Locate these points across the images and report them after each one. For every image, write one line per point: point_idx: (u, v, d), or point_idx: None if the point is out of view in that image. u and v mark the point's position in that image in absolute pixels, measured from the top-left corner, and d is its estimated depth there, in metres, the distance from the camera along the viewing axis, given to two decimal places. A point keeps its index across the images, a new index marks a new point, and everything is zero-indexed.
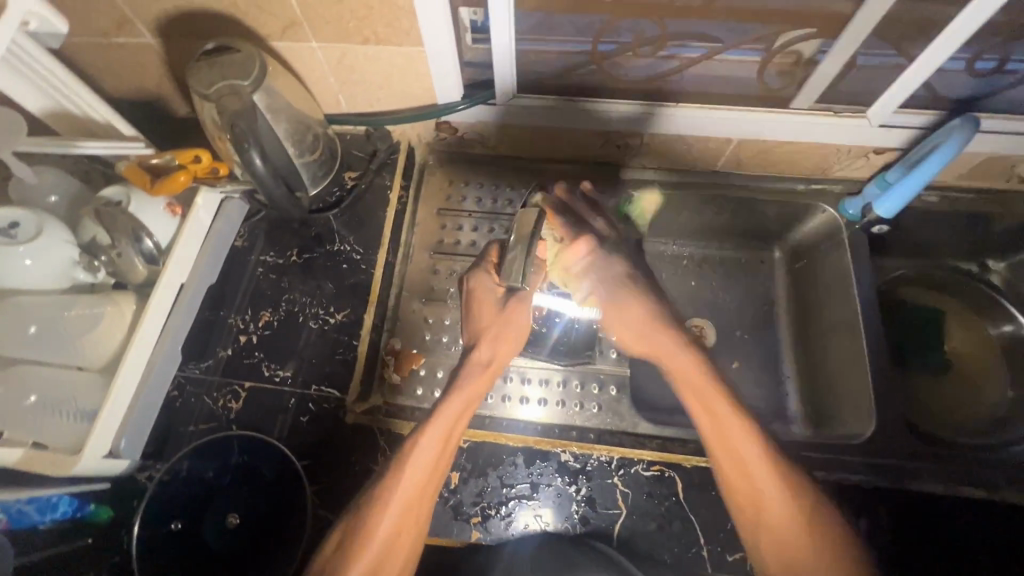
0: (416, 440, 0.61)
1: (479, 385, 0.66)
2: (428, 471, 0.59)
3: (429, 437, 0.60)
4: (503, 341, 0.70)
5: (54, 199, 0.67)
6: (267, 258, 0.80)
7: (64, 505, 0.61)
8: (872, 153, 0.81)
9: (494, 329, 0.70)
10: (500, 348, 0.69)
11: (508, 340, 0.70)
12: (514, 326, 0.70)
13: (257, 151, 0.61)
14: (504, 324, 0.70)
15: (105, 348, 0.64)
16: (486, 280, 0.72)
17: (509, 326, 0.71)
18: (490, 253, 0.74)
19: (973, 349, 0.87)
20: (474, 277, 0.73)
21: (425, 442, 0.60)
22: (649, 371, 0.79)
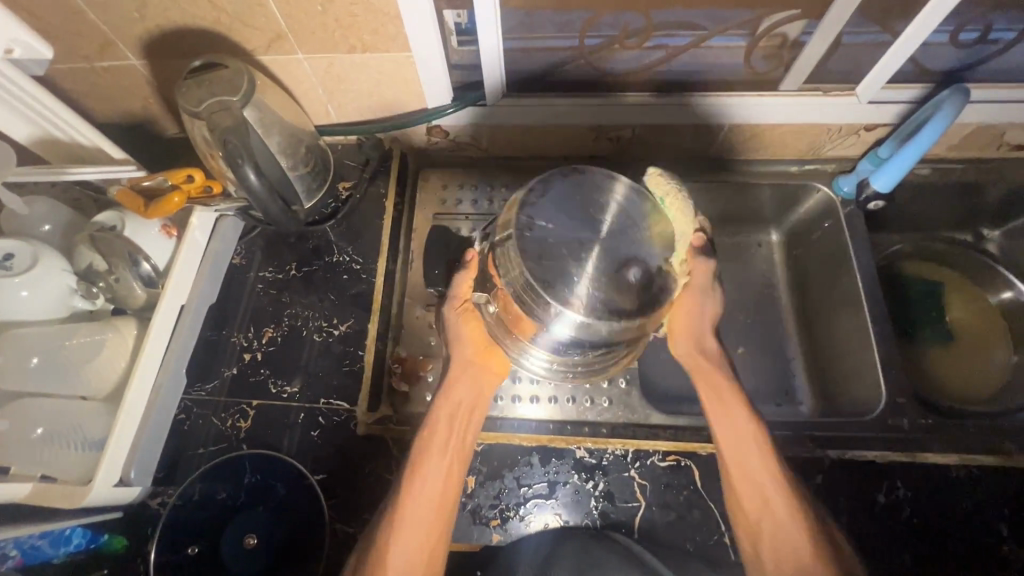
0: (414, 476, 0.60)
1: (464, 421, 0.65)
2: (433, 507, 0.59)
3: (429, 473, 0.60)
4: (471, 373, 0.67)
5: (47, 228, 0.66)
6: (266, 274, 0.79)
7: (78, 537, 0.61)
8: (863, 130, 0.81)
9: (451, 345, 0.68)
10: (458, 366, 0.67)
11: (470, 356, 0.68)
12: (465, 336, 0.68)
13: (252, 166, 0.60)
14: (454, 331, 0.68)
15: (109, 376, 0.63)
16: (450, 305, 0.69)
17: (463, 338, 0.68)
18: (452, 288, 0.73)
19: (976, 319, 0.88)
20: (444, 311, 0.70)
21: (424, 480, 0.60)
22: (662, 362, 0.80)
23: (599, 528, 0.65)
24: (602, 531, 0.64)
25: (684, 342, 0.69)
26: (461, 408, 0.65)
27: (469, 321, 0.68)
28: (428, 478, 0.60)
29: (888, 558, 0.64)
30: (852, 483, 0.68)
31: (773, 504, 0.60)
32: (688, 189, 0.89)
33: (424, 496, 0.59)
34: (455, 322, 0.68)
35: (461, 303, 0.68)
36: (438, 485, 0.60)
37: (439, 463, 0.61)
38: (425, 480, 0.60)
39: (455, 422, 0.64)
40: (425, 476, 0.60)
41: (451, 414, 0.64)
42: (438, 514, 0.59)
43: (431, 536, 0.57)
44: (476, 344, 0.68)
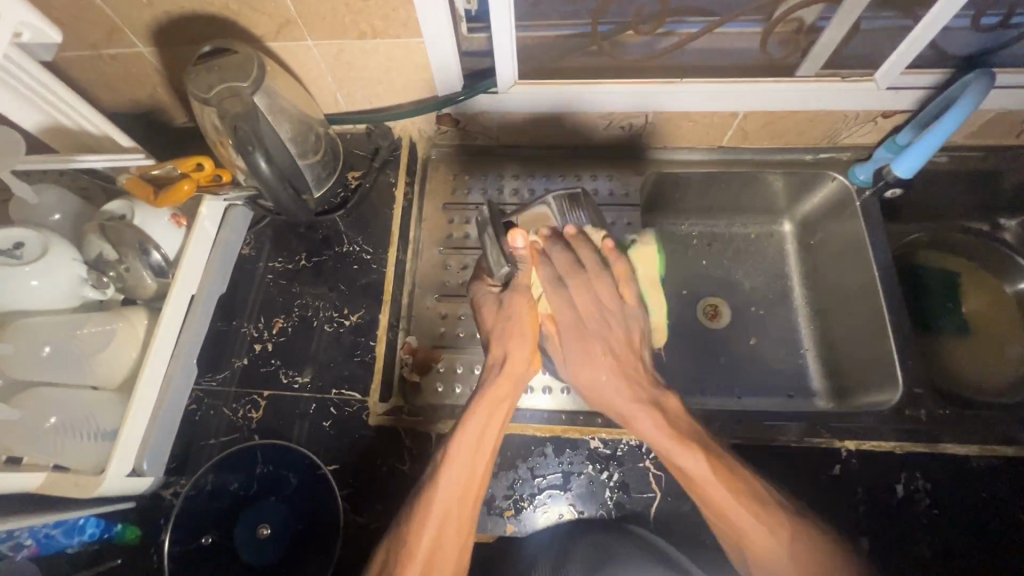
0: (443, 462, 0.58)
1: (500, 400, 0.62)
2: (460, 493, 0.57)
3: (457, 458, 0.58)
4: (518, 345, 0.64)
5: (56, 217, 0.66)
6: (275, 264, 0.78)
7: (91, 527, 0.60)
8: (880, 117, 0.80)
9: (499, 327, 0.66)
10: (511, 344, 0.64)
11: (521, 341, 0.64)
12: (515, 319, 0.65)
13: (263, 154, 0.60)
14: (516, 323, 0.65)
15: (120, 366, 0.63)
16: (481, 287, 0.70)
17: (525, 339, 0.64)
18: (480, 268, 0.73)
19: (994, 309, 0.87)
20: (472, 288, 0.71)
21: (451, 466, 0.57)
22: None
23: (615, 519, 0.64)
24: (617, 523, 0.63)
25: (581, 371, 0.64)
26: (497, 389, 0.62)
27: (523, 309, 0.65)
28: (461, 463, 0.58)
29: (907, 550, 0.63)
30: (870, 474, 0.67)
31: (738, 520, 0.55)
32: (700, 178, 0.88)
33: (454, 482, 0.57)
34: (517, 314, 0.65)
35: (518, 291, 0.66)
36: (464, 468, 0.58)
37: (474, 450, 0.58)
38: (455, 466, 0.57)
39: (496, 407, 0.61)
40: (458, 460, 0.58)
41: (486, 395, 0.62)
42: (463, 502, 0.56)
43: (457, 525, 0.55)
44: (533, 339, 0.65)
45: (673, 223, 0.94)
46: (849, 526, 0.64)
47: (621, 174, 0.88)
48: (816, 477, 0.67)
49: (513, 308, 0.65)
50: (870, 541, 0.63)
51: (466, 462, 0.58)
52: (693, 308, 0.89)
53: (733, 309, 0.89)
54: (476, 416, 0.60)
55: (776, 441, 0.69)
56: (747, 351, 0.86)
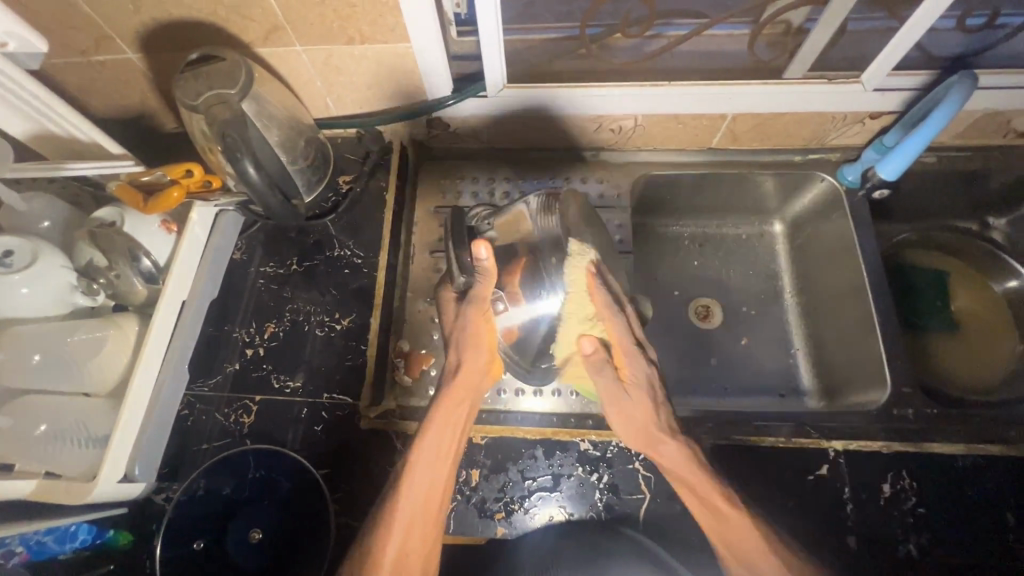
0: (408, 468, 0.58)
1: (457, 406, 0.62)
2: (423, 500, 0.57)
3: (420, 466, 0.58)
4: (467, 350, 0.63)
5: (46, 224, 0.66)
6: (267, 269, 0.79)
7: (83, 533, 0.59)
8: (868, 118, 0.80)
9: (454, 336, 0.64)
10: (467, 355, 0.63)
11: (474, 350, 0.63)
12: (477, 327, 0.63)
13: (252, 160, 0.60)
14: (470, 331, 0.63)
15: (111, 372, 0.63)
16: (449, 302, 0.66)
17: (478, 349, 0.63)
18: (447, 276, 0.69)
19: (981, 309, 0.88)
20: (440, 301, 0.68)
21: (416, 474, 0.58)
22: None
23: (605, 521, 0.65)
24: (608, 525, 0.64)
25: (618, 416, 0.62)
26: (453, 395, 0.62)
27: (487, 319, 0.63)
28: (420, 479, 0.58)
29: (894, 549, 0.64)
30: (858, 474, 0.67)
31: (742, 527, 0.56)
32: (691, 179, 0.88)
33: (415, 498, 0.57)
34: (473, 321, 0.63)
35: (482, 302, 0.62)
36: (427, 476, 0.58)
37: (433, 464, 0.59)
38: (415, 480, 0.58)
39: (453, 421, 0.61)
40: (417, 475, 0.58)
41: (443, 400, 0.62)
42: (427, 516, 0.57)
43: (421, 538, 0.56)
44: (490, 350, 0.64)
45: (664, 224, 0.95)
46: (836, 526, 0.65)
47: (611, 176, 0.89)
48: (803, 477, 0.67)
49: (471, 319, 0.63)
50: (858, 540, 0.64)
51: (425, 477, 0.58)
52: (684, 308, 0.89)
53: (724, 309, 0.89)
54: (433, 433, 0.60)
55: (765, 442, 0.69)
56: (739, 351, 0.87)
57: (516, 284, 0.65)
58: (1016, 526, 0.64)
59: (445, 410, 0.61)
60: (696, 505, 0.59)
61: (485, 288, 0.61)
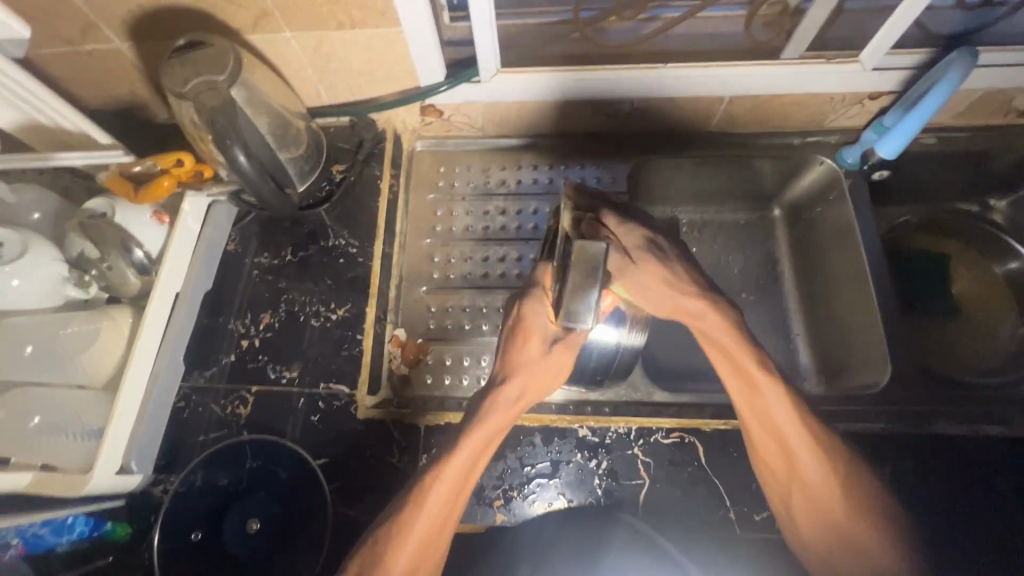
0: (436, 473, 0.56)
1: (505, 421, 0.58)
2: (443, 511, 0.55)
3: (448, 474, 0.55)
4: (537, 376, 0.58)
5: (37, 216, 0.65)
6: (261, 260, 0.78)
7: (80, 525, 0.61)
8: (867, 98, 0.79)
9: (525, 366, 0.58)
10: (533, 385, 0.58)
11: (540, 385, 0.58)
12: (556, 370, 0.58)
13: (242, 147, 0.59)
14: (544, 370, 0.58)
15: (105, 364, 0.62)
16: (540, 311, 0.56)
17: (552, 367, 0.58)
18: (542, 275, 0.57)
19: (982, 292, 0.87)
20: (527, 303, 0.57)
21: (442, 482, 0.55)
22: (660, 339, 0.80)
23: (604, 508, 0.64)
24: (607, 511, 0.64)
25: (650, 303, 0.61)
26: (503, 407, 0.58)
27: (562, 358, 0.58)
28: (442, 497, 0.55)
29: None
30: None
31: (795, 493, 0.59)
32: (689, 163, 0.87)
33: (432, 517, 0.54)
34: (552, 360, 0.58)
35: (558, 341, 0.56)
36: (447, 489, 0.55)
37: (456, 485, 0.56)
38: (436, 500, 0.54)
39: (490, 441, 0.57)
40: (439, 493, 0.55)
41: (496, 414, 0.57)
42: (442, 525, 0.55)
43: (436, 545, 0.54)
44: (553, 374, 0.59)
45: (663, 209, 0.93)
46: None
47: (607, 162, 0.88)
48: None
49: (551, 358, 0.58)
50: None
51: (444, 500, 0.55)
52: None
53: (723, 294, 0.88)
54: (470, 446, 0.56)
55: None
56: None
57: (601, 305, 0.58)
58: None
59: (483, 432, 0.56)
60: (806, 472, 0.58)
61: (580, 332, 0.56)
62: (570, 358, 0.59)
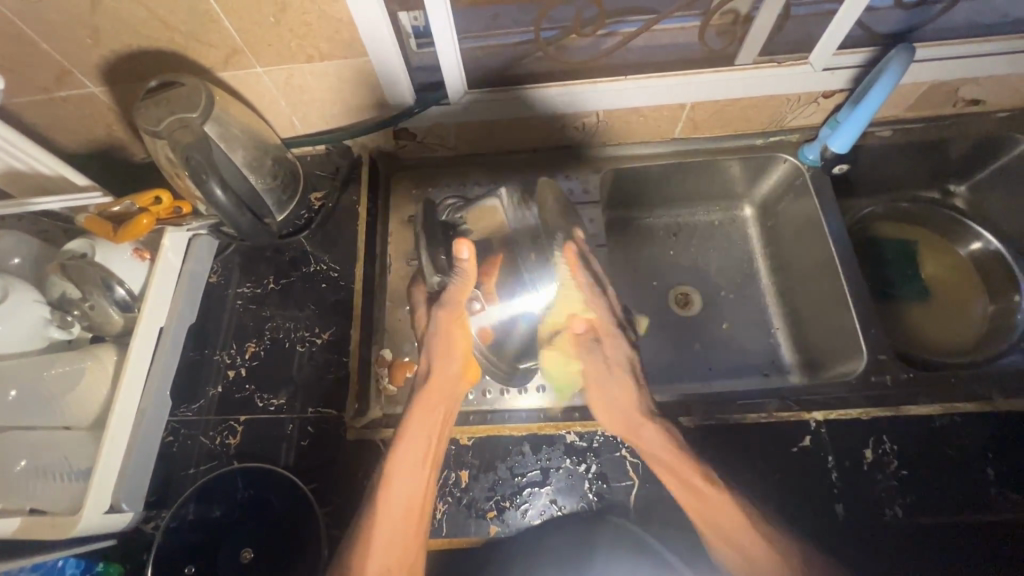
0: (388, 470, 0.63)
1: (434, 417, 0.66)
2: (408, 505, 0.61)
3: (399, 466, 0.63)
4: (443, 358, 0.69)
5: (18, 261, 0.66)
6: (243, 290, 0.79)
7: (70, 567, 0.61)
8: (821, 97, 0.82)
9: (426, 347, 0.70)
10: (441, 362, 0.69)
11: (448, 360, 0.69)
12: (450, 339, 0.69)
13: (218, 181, 0.61)
14: (444, 342, 0.70)
15: (91, 402, 0.63)
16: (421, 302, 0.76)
17: (444, 339, 0.70)
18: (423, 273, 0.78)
19: (951, 274, 0.91)
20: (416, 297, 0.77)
21: (398, 477, 0.62)
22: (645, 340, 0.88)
23: (595, 513, 0.65)
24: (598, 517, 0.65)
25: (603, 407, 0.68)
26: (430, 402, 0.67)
27: (460, 326, 0.70)
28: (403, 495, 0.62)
29: (882, 512, 0.64)
30: (842, 444, 0.67)
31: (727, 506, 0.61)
32: (657, 170, 0.91)
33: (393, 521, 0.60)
34: (444, 329, 0.70)
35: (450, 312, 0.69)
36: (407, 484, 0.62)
37: (413, 468, 0.63)
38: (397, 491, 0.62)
39: (430, 425, 0.66)
40: (397, 484, 0.62)
41: (427, 407, 0.67)
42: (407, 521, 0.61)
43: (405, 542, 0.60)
44: (463, 358, 0.70)
45: (638, 215, 0.97)
46: (824, 495, 0.65)
47: (579, 171, 0.90)
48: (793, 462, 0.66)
49: (443, 327, 0.70)
50: (845, 509, 0.64)
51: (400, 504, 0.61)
52: (666, 297, 0.91)
53: (703, 297, 0.91)
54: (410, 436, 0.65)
55: (750, 418, 0.69)
56: (719, 337, 0.89)
57: (466, 259, 0.68)
58: (997, 480, 0.65)
59: (418, 423, 0.66)
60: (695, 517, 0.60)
61: (457, 293, 0.69)
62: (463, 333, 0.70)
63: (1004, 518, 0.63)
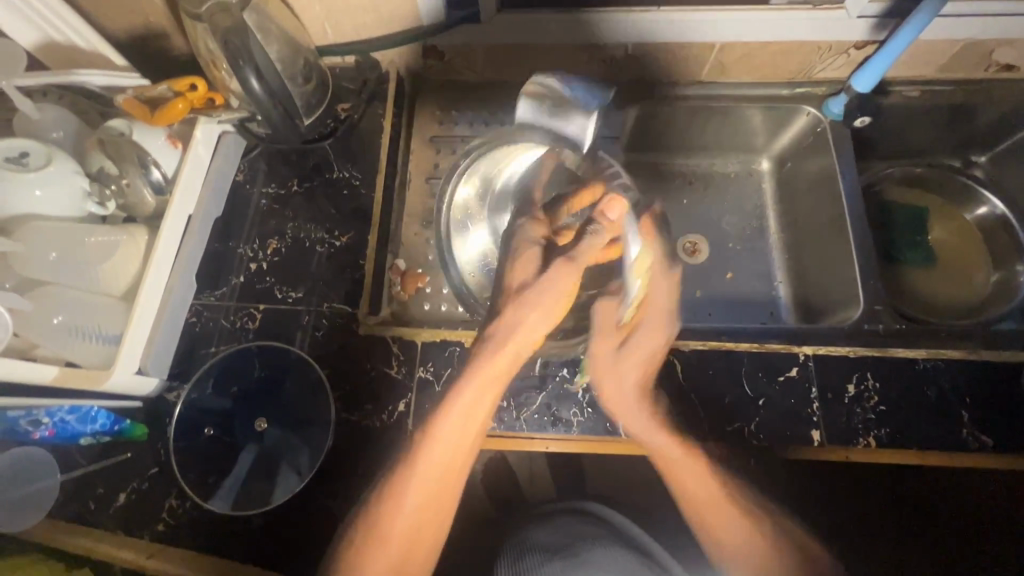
0: (430, 437, 0.61)
1: (485, 397, 0.61)
2: (438, 479, 0.60)
3: (442, 440, 0.60)
4: (530, 311, 0.60)
5: (58, 134, 0.69)
6: (268, 191, 0.82)
7: (102, 418, 0.64)
8: (852, 49, 0.82)
9: (527, 296, 0.60)
10: (528, 319, 0.60)
11: (542, 315, 0.60)
12: (556, 295, 0.60)
13: (253, 71, 0.63)
14: (551, 291, 0.60)
15: (124, 274, 0.67)
16: (531, 229, 0.65)
17: (554, 289, 0.60)
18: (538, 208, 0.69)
19: (955, 239, 0.92)
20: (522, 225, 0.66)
21: (437, 450, 0.60)
22: None
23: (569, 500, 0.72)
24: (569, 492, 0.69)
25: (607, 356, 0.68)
26: (492, 378, 0.60)
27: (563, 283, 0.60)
28: (433, 462, 0.60)
29: (854, 442, 0.67)
30: (826, 376, 0.70)
31: (732, 528, 0.63)
32: (680, 113, 0.91)
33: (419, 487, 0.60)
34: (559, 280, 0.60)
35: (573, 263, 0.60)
36: (444, 454, 0.60)
37: (455, 439, 0.61)
38: (433, 459, 0.60)
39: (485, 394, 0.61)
40: (439, 448, 0.60)
41: (486, 380, 0.60)
42: (438, 495, 0.61)
43: (434, 504, 0.61)
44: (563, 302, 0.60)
45: (655, 160, 0.98)
46: (803, 422, 0.68)
47: (603, 108, 0.91)
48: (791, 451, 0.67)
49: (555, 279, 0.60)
50: (820, 436, 0.67)
51: (437, 473, 0.60)
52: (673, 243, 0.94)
53: (710, 245, 0.93)
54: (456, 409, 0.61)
55: (742, 346, 0.72)
56: (723, 284, 0.91)
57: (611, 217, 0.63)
58: (969, 422, 0.68)
59: (478, 384, 0.60)
60: (720, 535, 0.63)
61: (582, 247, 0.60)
62: (566, 286, 0.60)
63: (971, 458, 0.66)
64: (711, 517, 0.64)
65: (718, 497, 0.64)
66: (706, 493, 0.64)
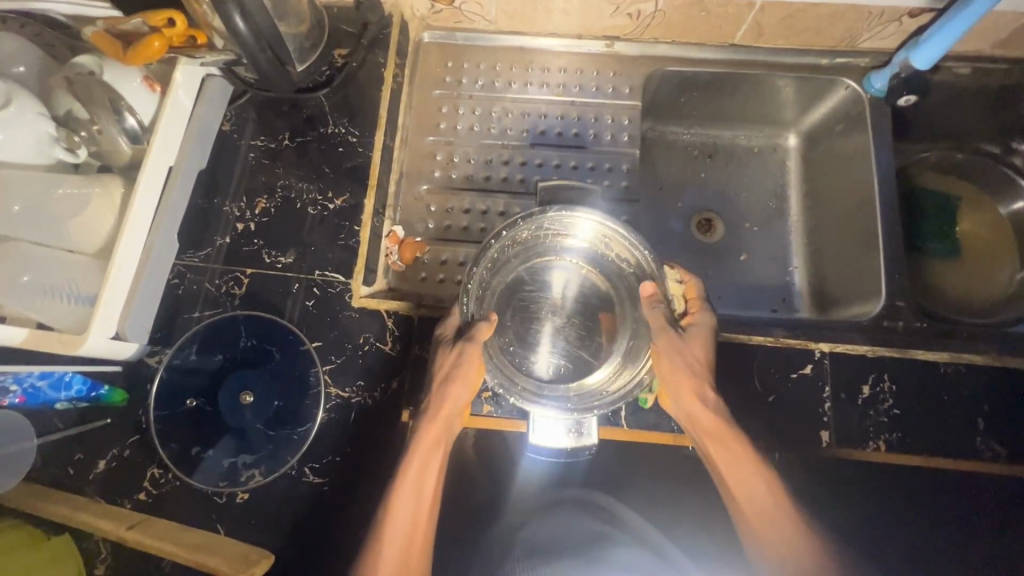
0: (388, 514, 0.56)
1: (434, 463, 0.58)
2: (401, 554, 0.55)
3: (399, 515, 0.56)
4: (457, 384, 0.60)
5: (22, 69, 0.62)
6: (258, 143, 0.75)
7: (77, 383, 0.62)
8: (906, 16, 0.74)
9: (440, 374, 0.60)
10: (453, 390, 0.59)
11: (462, 385, 0.59)
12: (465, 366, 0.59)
13: (238, 9, 0.56)
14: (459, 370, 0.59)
15: (97, 229, 0.62)
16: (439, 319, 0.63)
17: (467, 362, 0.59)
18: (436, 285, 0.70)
19: (984, 232, 0.87)
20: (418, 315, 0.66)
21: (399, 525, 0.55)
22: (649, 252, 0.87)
23: None
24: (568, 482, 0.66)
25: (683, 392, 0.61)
26: (437, 443, 0.59)
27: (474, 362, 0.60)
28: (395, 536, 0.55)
29: (864, 445, 0.65)
30: (841, 375, 0.67)
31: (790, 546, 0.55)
32: (708, 79, 0.83)
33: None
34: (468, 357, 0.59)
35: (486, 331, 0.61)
36: (404, 527, 0.55)
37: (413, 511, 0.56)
38: (392, 534, 0.55)
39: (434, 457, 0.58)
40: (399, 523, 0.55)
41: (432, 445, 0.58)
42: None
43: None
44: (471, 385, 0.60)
45: (675, 130, 0.91)
46: (812, 421, 0.66)
47: (623, 69, 0.84)
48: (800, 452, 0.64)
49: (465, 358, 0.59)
50: (829, 437, 0.65)
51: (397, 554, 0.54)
52: (687, 220, 0.89)
53: (726, 224, 0.88)
54: (409, 478, 0.57)
55: (755, 339, 0.68)
56: (737, 266, 0.87)
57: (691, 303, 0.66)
58: (984, 430, 0.65)
59: (423, 454, 0.58)
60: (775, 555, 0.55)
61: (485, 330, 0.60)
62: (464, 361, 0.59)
63: (982, 467, 0.64)
64: (766, 530, 0.56)
65: (773, 509, 0.57)
66: (760, 503, 0.57)
